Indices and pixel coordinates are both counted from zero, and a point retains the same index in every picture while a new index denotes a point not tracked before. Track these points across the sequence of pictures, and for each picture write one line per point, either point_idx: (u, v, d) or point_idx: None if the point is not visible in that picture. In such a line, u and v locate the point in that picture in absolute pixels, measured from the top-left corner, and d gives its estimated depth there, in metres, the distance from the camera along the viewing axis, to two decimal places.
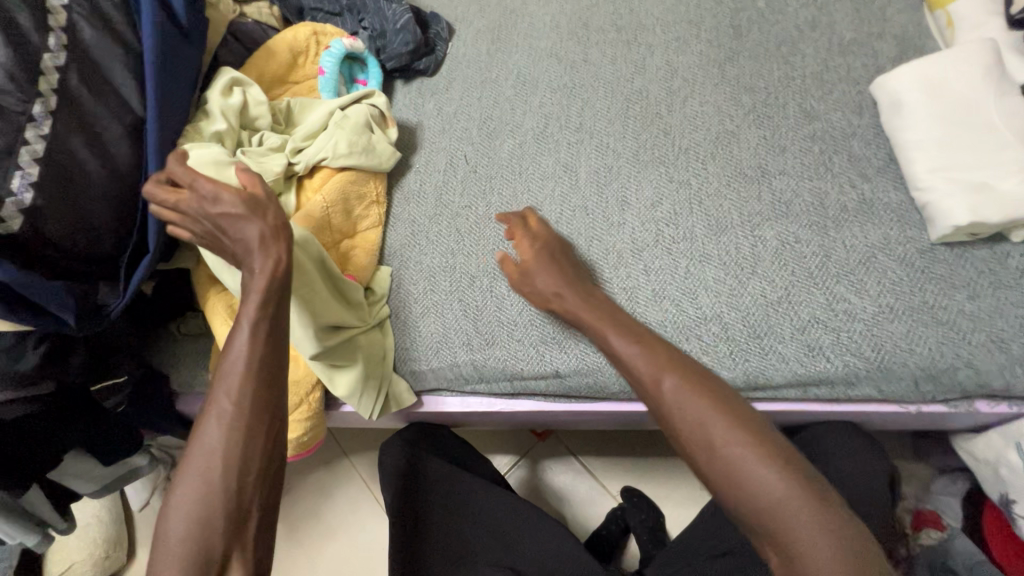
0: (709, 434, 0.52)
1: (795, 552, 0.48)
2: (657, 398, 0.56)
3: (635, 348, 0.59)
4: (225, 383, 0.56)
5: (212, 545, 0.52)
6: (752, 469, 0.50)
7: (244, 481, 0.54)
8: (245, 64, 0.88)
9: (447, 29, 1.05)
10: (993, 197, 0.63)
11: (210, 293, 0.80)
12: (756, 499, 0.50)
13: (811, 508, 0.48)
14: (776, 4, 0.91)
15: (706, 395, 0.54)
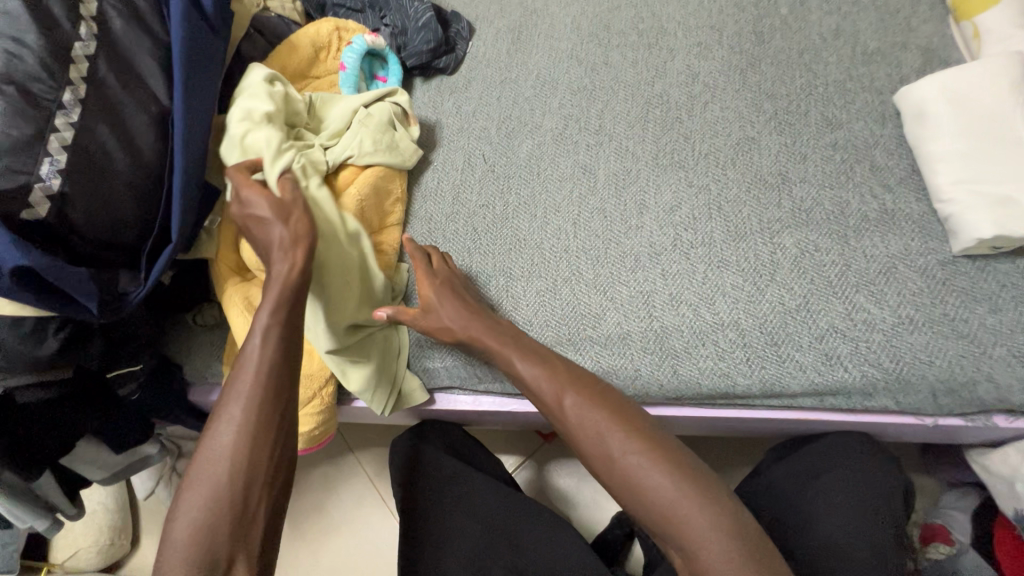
0: (608, 448, 0.56)
1: (696, 556, 0.51)
2: (559, 418, 0.60)
3: (536, 365, 0.62)
4: (239, 382, 0.57)
5: (217, 548, 0.52)
6: (649, 479, 0.54)
7: (253, 482, 0.55)
8: (268, 58, 0.89)
9: (468, 28, 1.05)
10: (1018, 211, 0.63)
11: (228, 284, 0.80)
12: (657, 504, 0.53)
13: (703, 515, 0.52)
14: (799, 11, 0.91)
15: (606, 411, 0.58)
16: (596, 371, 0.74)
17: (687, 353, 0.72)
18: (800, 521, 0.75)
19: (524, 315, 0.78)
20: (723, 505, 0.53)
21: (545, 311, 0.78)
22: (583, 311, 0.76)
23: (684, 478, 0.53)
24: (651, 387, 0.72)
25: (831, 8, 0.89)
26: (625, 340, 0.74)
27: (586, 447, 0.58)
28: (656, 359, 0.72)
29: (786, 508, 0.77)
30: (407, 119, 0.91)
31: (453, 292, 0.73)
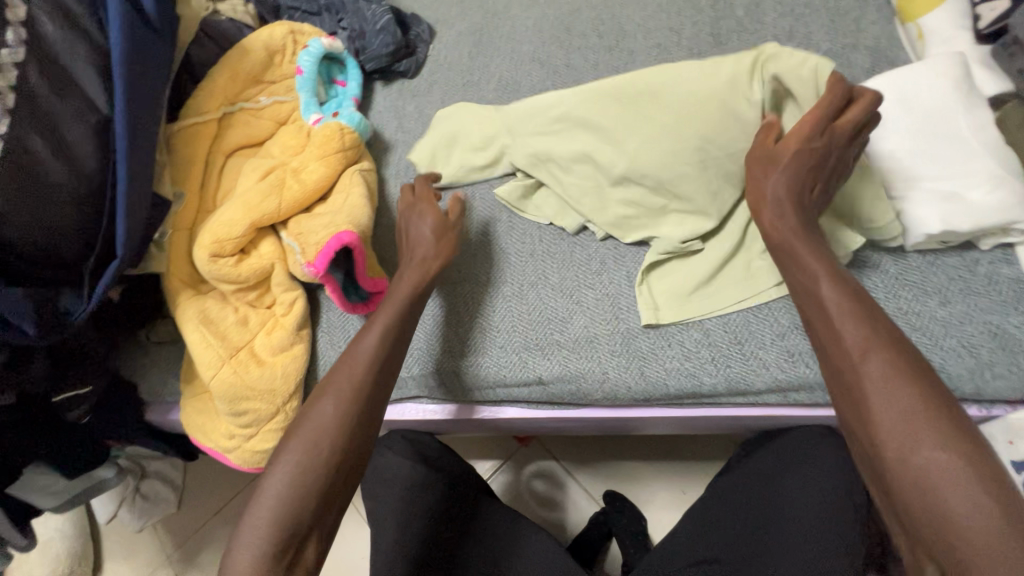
0: (899, 410, 0.51)
1: (951, 540, 0.46)
2: (854, 374, 0.54)
3: (853, 317, 0.56)
4: (348, 368, 0.65)
5: (302, 520, 0.57)
6: (921, 451, 0.49)
7: (352, 456, 0.62)
8: (219, 63, 0.86)
9: (428, 31, 1.04)
10: (963, 206, 0.65)
11: (180, 298, 0.77)
12: (929, 501, 0.48)
13: (983, 504, 0.46)
14: (754, 13, 0.92)
15: (912, 385, 0.51)
16: (564, 375, 0.73)
17: (653, 354, 0.72)
18: (771, 516, 0.77)
19: (491, 319, 0.77)
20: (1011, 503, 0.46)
21: (510, 316, 0.77)
22: (549, 315, 0.76)
23: (970, 460, 0.48)
24: (620, 389, 0.72)
25: (785, 10, 0.91)
26: (592, 342, 0.74)
27: (866, 407, 0.52)
28: (623, 361, 0.72)
29: (758, 505, 0.79)
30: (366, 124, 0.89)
31: (814, 238, 0.63)
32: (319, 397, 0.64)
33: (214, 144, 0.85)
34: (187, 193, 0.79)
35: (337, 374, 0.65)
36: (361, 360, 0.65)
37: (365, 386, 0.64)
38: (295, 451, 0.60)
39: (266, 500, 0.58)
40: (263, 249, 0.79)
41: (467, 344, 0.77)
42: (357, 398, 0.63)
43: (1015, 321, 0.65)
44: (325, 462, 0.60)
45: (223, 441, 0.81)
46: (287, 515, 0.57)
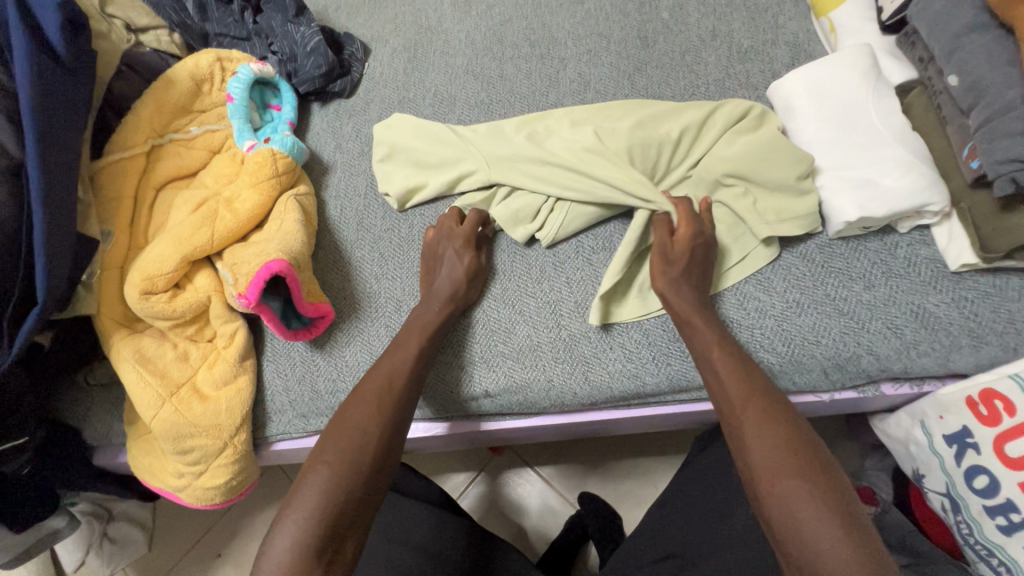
0: (766, 446, 0.56)
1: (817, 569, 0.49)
2: (736, 416, 0.59)
3: (730, 362, 0.63)
4: (382, 378, 0.66)
5: (345, 516, 0.56)
6: (786, 484, 0.53)
7: (389, 456, 0.62)
8: (143, 96, 0.84)
9: (363, 49, 1.03)
10: (877, 193, 0.67)
11: (115, 338, 0.75)
12: (796, 532, 0.51)
13: (842, 533, 0.50)
14: (679, 14, 0.94)
15: (780, 425, 0.57)
16: (510, 386, 0.73)
17: (596, 359, 0.73)
18: (722, 512, 0.77)
19: None
20: (865, 531, 0.50)
21: (483, 324, 0.76)
22: (494, 327, 0.76)
23: (829, 491, 0.52)
24: (566, 396, 0.73)
25: (708, 10, 0.93)
26: (536, 351, 0.74)
27: (745, 445, 0.57)
28: (568, 368, 0.73)
29: (710, 501, 0.79)
30: (300, 147, 0.86)
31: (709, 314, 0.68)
32: (353, 406, 0.64)
33: (144, 178, 0.83)
34: (116, 231, 0.78)
35: (372, 382, 0.65)
36: (397, 371, 0.66)
37: (399, 394, 0.65)
38: (337, 449, 0.59)
39: (306, 498, 0.56)
40: (198, 282, 0.77)
41: (447, 354, 0.75)
42: (395, 404, 0.64)
43: (934, 301, 0.67)
44: (364, 461, 0.59)
45: (172, 481, 0.78)
46: (328, 512, 0.55)
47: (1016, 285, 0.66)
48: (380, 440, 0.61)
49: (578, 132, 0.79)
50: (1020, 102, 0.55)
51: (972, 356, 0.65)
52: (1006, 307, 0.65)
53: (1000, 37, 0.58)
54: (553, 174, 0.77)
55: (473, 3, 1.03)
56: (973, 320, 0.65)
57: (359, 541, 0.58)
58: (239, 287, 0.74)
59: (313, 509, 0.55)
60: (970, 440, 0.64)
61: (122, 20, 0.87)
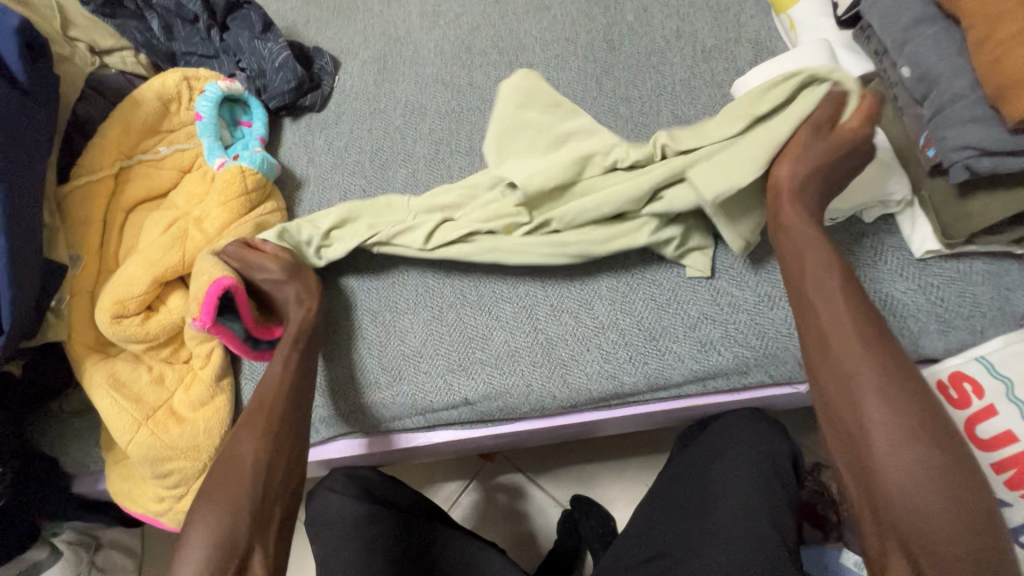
0: (892, 413, 0.53)
1: (925, 532, 0.50)
2: (858, 376, 0.55)
3: (853, 320, 0.58)
4: (260, 394, 0.66)
5: (239, 537, 0.58)
6: (913, 453, 0.51)
7: (277, 470, 0.62)
8: (109, 118, 0.84)
9: (332, 62, 1.03)
10: (841, 184, 0.68)
11: (87, 364, 0.75)
12: (908, 497, 0.51)
13: (957, 504, 0.50)
14: (643, 17, 0.95)
15: (901, 383, 0.54)
16: (490, 393, 0.73)
17: (575, 361, 0.73)
18: (704, 506, 0.77)
19: (412, 345, 0.77)
20: (978, 497, 0.50)
21: (423, 337, 0.77)
22: (469, 334, 0.76)
23: (947, 458, 0.51)
24: (547, 400, 0.73)
25: (671, 11, 0.94)
26: (513, 356, 0.74)
27: (861, 399, 0.54)
28: (546, 372, 0.73)
29: (695, 495, 0.79)
30: (271, 162, 0.85)
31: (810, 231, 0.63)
32: (238, 430, 0.65)
33: (113, 201, 0.82)
34: (85, 255, 0.77)
35: (248, 404, 0.66)
36: (269, 389, 0.66)
37: (275, 408, 0.65)
38: (218, 479, 0.61)
39: (200, 530, 0.58)
40: (171, 303, 0.77)
41: (395, 369, 0.76)
42: (274, 419, 0.64)
43: (902, 288, 0.68)
44: (249, 482, 0.61)
45: (152, 505, 0.77)
46: (221, 538, 0.58)
47: (980, 269, 0.67)
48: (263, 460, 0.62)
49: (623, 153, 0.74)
50: (967, 90, 0.56)
51: (941, 341, 0.66)
52: (970, 291, 0.66)
53: (947, 28, 0.59)
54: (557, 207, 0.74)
55: (441, 13, 1.04)
56: (940, 305, 0.66)
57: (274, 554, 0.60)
58: (193, 311, 0.73)
59: (207, 537, 0.58)
60: None
61: (86, 43, 0.88)
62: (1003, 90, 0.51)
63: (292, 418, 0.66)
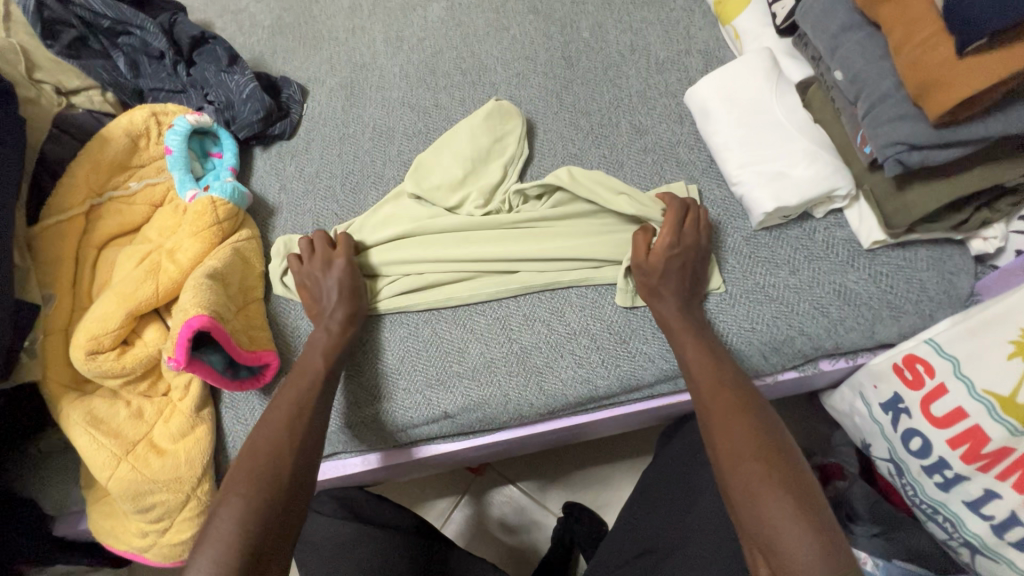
0: (730, 429, 0.58)
1: (774, 539, 0.51)
2: (705, 403, 0.62)
3: (704, 355, 0.65)
4: (294, 391, 0.67)
5: (267, 539, 0.56)
6: (748, 465, 0.55)
7: (308, 470, 0.62)
8: (78, 156, 0.85)
9: (300, 90, 1.05)
10: (789, 184, 0.71)
11: (64, 403, 0.74)
12: (756, 513, 0.53)
13: (797, 509, 0.52)
14: (598, 33, 0.99)
15: (742, 412, 0.60)
16: (467, 405, 0.74)
17: (548, 368, 0.75)
18: (689, 498, 0.78)
19: (389, 363, 0.78)
20: (819, 506, 0.53)
21: (413, 354, 0.78)
22: (446, 348, 0.77)
23: (788, 474, 0.54)
24: (522, 408, 0.74)
25: (624, 26, 0.98)
26: (487, 368, 0.76)
27: (714, 429, 0.60)
28: (520, 380, 0.75)
29: (679, 488, 0.80)
30: (241, 191, 0.87)
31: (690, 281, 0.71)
32: (265, 426, 0.64)
33: (85, 238, 0.83)
34: (58, 293, 0.78)
35: (282, 401, 0.66)
36: (305, 387, 0.68)
37: (308, 408, 0.66)
38: (248, 475, 0.59)
39: (226, 529, 0.55)
40: (147, 336, 0.77)
41: (385, 386, 0.77)
42: (305, 419, 0.65)
43: (854, 278, 0.71)
44: (284, 478, 0.60)
45: (136, 540, 0.77)
46: (247, 536, 0.55)
47: (924, 256, 0.71)
48: (295, 459, 0.61)
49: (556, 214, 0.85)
50: (893, 90, 0.60)
51: (894, 326, 0.70)
52: (917, 278, 0.70)
53: (871, 33, 0.63)
54: (484, 241, 0.81)
55: (405, 38, 1.07)
56: (890, 292, 0.70)
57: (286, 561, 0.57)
58: (169, 350, 0.73)
59: (232, 536, 0.54)
60: (902, 406, 0.67)
61: (52, 84, 0.89)
62: (921, 89, 0.55)
63: (320, 423, 0.66)
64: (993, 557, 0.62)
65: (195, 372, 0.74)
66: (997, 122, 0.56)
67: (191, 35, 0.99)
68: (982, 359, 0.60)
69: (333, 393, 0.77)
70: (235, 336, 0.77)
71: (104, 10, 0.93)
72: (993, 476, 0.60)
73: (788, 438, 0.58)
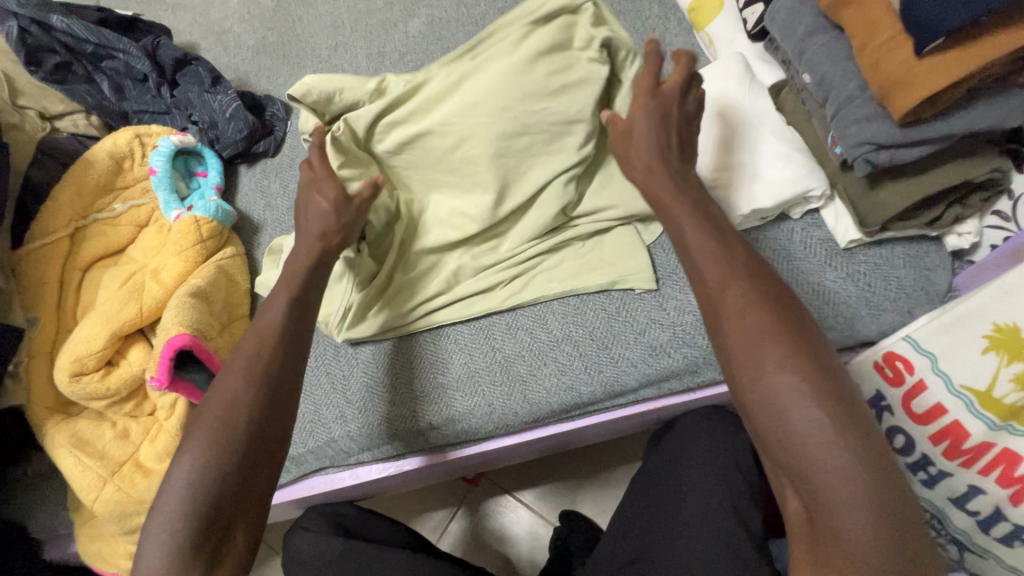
0: (749, 333, 0.49)
1: (806, 462, 0.45)
2: (716, 303, 0.52)
3: (710, 245, 0.55)
4: (256, 345, 0.59)
5: (221, 502, 0.52)
6: (772, 375, 0.47)
7: (267, 426, 0.56)
8: (62, 180, 0.85)
9: (284, 108, 1.06)
10: (764, 186, 0.72)
11: (50, 426, 0.75)
12: (781, 417, 0.46)
13: (825, 417, 0.45)
14: None
15: (761, 306, 0.50)
16: (453, 416, 0.74)
17: (532, 377, 0.75)
18: (674, 501, 0.77)
19: (375, 376, 0.77)
20: (854, 414, 0.46)
21: (394, 364, 0.78)
22: (431, 359, 0.77)
23: (816, 376, 0.47)
24: (507, 417, 0.74)
25: None
26: (473, 377, 0.76)
27: (725, 325, 0.51)
28: (505, 390, 0.75)
29: (664, 490, 0.80)
30: (225, 209, 0.87)
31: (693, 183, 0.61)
32: (223, 376, 0.58)
33: (70, 261, 0.84)
34: (42, 317, 0.78)
35: (242, 352, 0.59)
36: (265, 337, 0.60)
37: (273, 357, 0.59)
38: (203, 434, 0.54)
39: (176, 493, 0.52)
40: (131, 356, 0.77)
41: (369, 399, 0.77)
42: (269, 371, 0.58)
43: (832, 277, 0.72)
44: (238, 436, 0.54)
45: (124, 562, 0.77)
46: (203, 500, 0.52)
47: (901, 253, 0.71)
48: (255, 418, 0.56)
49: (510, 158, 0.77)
50: (858, 91, 0.61)
51: (873, 324, 0.70)
52: (894, 275, 0.71)
53: (836, 36, 0.64)
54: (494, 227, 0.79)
55: (386, 53, 1.08)
56: (867, 290, 0.71)
57: (254, 523, 0.55)
58: (152, 370, 0.74)
59: (185, 500, 0.52)
60: (883, 404, 0.66)
61: (36, 110, 0.91)
62: (884, 89, 0.56)
63: (290, 380, 0.59)
64: (980, 554, 0.62)
65: (178, 392, 0.74)
66: (960, 120, 0.57)
67: (174, 57, 0.99)
68: (957, 354, 0.61)
69: (319, 407, 0.78)
70: (219, 353, 0.78)
71: (86, 35, 0.95)
72: (976, 472, 0.60)
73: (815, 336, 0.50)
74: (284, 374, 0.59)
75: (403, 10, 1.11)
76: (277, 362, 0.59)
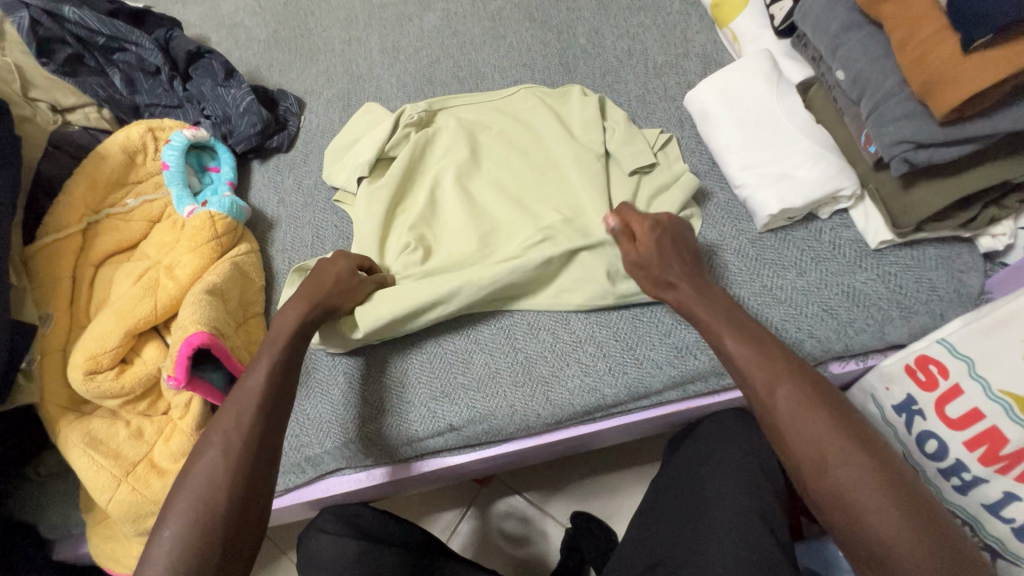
0: (814, 441, 0.53)
1: (887, 557, 0.48)
2: (768, 406, 0.56)
3: (747, 347, 0.59)
4: (238, 406, 0.60)
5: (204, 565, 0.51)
6: (838, 473, 0.51)
7: (252, 486, 0.56)
8: (74, 173, 0.84)
9: (297, 103, 1.04)
10: (794, 184, 0.71)
11: (63, 425, 0.73)
12: (865, 525, 0.49)
13: (905, 520, 0.49)
14: (595, 39, 0.98)
15: (819, 410, 0.54)
16: (474, 417, 0.73)
17: (555, 378, 0.74)
18: (696, 507, 0.76)
19: (395, 376, 0.76)
20: (925, 509, 0.50)
21: (414, 365, 0.77)
22: (450, 359, 0.76)
23: (885, 476, 0.51)
24: (529, 419, 0.73)
25: (621, 31, 0.98)
26: (495, 378, 0.74)
27: (786, 432, 0.55)
28: (528, 391, 0.73)
29: (686, 494, 0.79)
30: (240, 206, 0.86)
31: (709, 291, 0.66)
32: (204, 439, 0.59)
33: (82, 256, 0.82)
34: (55, 313, 0.77)
35: (224, 416, 0.60)
36: (249, 400, 0.61)
37: (251, 420, 0.59)
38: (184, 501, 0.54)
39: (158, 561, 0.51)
40: (146, 354, 0.76)
41: (388, 400, 0.75)
42: (251, 433, 0.59)
43: (862, 278, 0.71)
44: (221, 499, 0.54)
45: (137, 563, 0.75)
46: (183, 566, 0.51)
47: (932, 254, 0.70)
48: (238, 465, 0.56)
49: (530, 180, 0.84)
50: (897, 89, 0.60)
51: (905, 327, 0.69)
52: (926, 277, 0.69)
53: (873, 33, 0.63)
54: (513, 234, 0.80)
55: (402, 48, 1.06)
56: (899, 292, 0.69)
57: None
58: (168, 368, 0.73)
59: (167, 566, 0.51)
60: (916, 408, 0.66)
61: (48, 102, 0.89)
62: (926, 87, 0.54)
63: (272, 440, 0.60)
64: (1013, 560, 0.61)
65: (192, 392, 0.73)
66: (1003, 118, 0.56)
67: (188, 50, 0.98)
68: (996, 359, 0.59)
69: (336, 408, 0.76)
70: (236, 352, 0.77)
71: (97, 27, 0.93)
72: (1012, 479, 0.59)
73: (869, 433, 0.54)
74: (265, 434, 0.59)
75: (418, 5, 1.10)
76: (259, 424, 0.59)
